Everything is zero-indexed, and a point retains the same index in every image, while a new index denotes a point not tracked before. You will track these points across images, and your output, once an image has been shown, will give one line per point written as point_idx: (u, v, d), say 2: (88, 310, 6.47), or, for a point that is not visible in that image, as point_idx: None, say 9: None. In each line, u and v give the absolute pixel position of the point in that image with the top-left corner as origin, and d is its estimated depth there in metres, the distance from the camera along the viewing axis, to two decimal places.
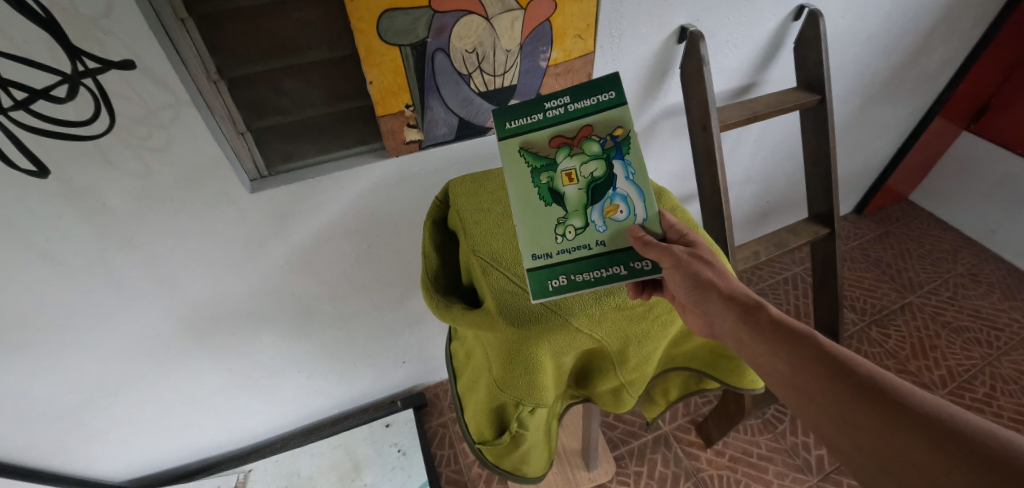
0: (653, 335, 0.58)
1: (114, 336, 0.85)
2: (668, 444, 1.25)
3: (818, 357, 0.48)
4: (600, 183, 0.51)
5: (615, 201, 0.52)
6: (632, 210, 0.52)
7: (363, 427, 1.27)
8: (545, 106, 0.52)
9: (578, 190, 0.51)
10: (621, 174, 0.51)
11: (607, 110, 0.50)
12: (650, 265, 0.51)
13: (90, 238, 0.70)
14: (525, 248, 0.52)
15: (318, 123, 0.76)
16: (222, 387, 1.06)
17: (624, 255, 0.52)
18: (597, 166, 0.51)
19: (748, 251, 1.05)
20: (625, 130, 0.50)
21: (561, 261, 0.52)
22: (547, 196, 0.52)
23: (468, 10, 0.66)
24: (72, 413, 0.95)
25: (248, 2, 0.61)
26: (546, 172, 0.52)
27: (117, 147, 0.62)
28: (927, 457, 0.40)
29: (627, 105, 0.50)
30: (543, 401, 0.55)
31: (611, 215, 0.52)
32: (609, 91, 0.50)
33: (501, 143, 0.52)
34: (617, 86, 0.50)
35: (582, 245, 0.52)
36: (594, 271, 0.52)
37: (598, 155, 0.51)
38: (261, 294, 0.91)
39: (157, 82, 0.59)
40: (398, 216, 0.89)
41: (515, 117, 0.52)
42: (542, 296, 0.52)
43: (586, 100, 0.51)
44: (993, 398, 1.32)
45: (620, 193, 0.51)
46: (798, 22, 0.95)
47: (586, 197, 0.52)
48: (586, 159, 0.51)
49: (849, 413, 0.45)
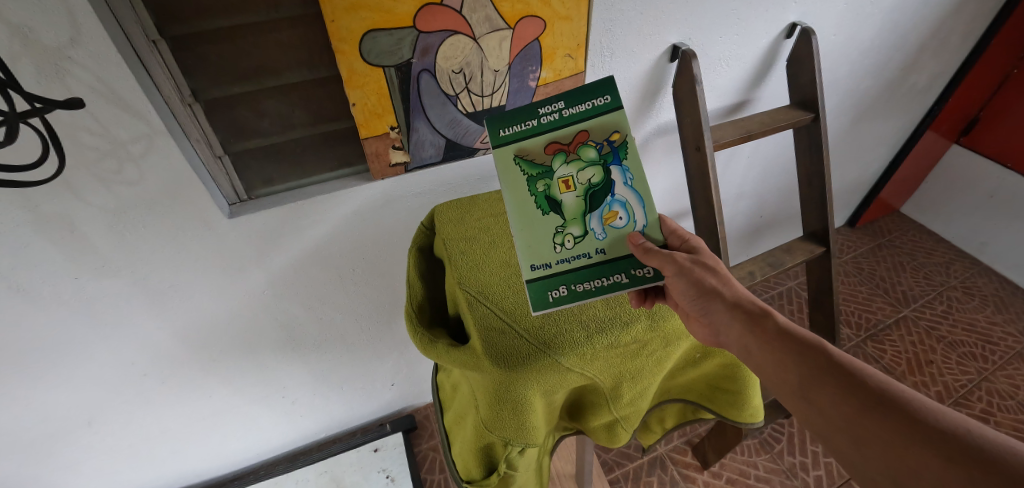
0: (646, 371, 0.56)
1: (86, 367, 0.81)
2: (664, 466, 1.22)
3: (827, 367, 0.45)
4: (599, 189, 0.50)
5: (614, 208, 0.50)
6: (631, 216, 0.50)
7: (350, 452, 1.23)
8: (539, 112, 0.49)
9: (575, 197, 0.50)
10: (619, 179, 0.49)
11: (601, 116, 0.49)
12: (651, 272, 0.50)
13: (58, 268, 0.66)
14: (523, 259, 0.50)
15: (300, 145, 0.73)
16: (203, 414, 1.02)
17: (625, 262, 0.50)
18: (594, 172, 0.49)
19: (743, 270, 1.03)
20: (621, 135, 0.49)
21: (561, 271, 0.50)
22: (544, 204, 0.50)
23: (454, 30, 0.64)
24: (44, 446, 0.91)
25: (224, 23, 0.59)
26: (542, 180, 0.49)
27: (86, 179, 0.59)
28: (941, 475, 0.37)
29: (622, 109, 0.49)
30: (533, 441, 0.52)
31: (610, 222, 0.50)
32: (604, 95, 0.49)
33: (496, 152, 0.49)
34: (612, 90, 0.49)
35: (582, 254, 0.50)
36: (594, 279, 0.50)
37: (594, 161, 0.49)
38: (243, 320, 0.87)
39: (128, 111, 0.56)
40: (385, 238, 0.87)
41: (507, 125, 0.49)
42: (542, 307, 0.50)
43: (580, 105, 0.49)
44: (991, 414, 1.30)
45: (619, 199, 0.50)
46: (791, 39, 0.94)
47: (585, 205, 0.50)
48: (583, 165, 0.49)
49: (861, 427, 0.41)
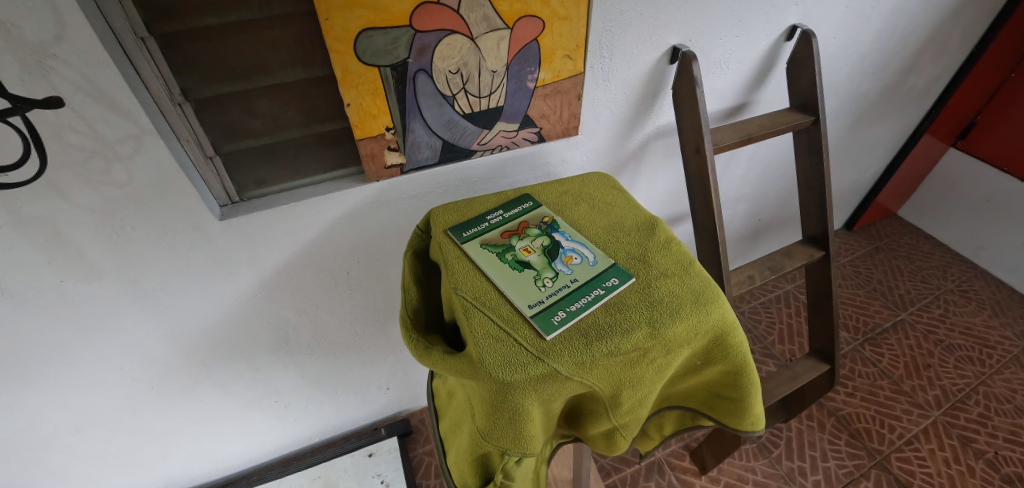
0: (647, 380, 0.53)
1: (74, 372, 0.79)
2: (662, 472, 1.21)
3: None
4: (551, 247, 0.61)
5: (569, 253, 0.60)
6: (584, 255, 0.60)
7: (344, 457, 1.21)
8: (487, 218, 0.66)
9: (538, 256, 0.60)
10: (562, 239, 0.63)
11: (532, 210, 0.67)
12: (618, 279, 0.55)
13: (44, 270, 0.65)
14: (518, 302, 0.53)
15: (293, 145, 0.72)
16: (194, 419, 1.00)
17: (598, 280, 0.55)
18: (543, 239, 0.62)
19: (743, 274, 1.01)
20: (550, 217, 0.66)
21: (553, 301, 0.53)
22: (516, 265, 0.58)
23: (451, 29, 0.63)
24: (30, 451, 0.89)
25: (215, 20, 0.57)
26: (508, 252, 0.60)
27: (71, 179, 0.58)
28: None
29: (542, 206, 0.68)
30: (530, 451, 0.51)
31: (570, 262, 0.59)
32: (527, 201, 0.69)
33: (463, 245, 0.61)
34: (531, 198, 0.69)
35: (561, 285, 0.56)
36: (578, 299, 0.54)
37: (540, 233, 0.63)
38: (233, 324, 0.86)
39: (114, 110, 0.54)
40: (381, 240, 0.85)
41: (468, 228, 0.63)
42: (551, 332, 0.50)
43: (513, 208, 0.68)
44: (988, 418, 1.30)
45: (570, 248, 0.61)
46: (791, 42, 0.93)
47: (546, 259, 0.60)
48: (533, 237, 0.63)
49: None
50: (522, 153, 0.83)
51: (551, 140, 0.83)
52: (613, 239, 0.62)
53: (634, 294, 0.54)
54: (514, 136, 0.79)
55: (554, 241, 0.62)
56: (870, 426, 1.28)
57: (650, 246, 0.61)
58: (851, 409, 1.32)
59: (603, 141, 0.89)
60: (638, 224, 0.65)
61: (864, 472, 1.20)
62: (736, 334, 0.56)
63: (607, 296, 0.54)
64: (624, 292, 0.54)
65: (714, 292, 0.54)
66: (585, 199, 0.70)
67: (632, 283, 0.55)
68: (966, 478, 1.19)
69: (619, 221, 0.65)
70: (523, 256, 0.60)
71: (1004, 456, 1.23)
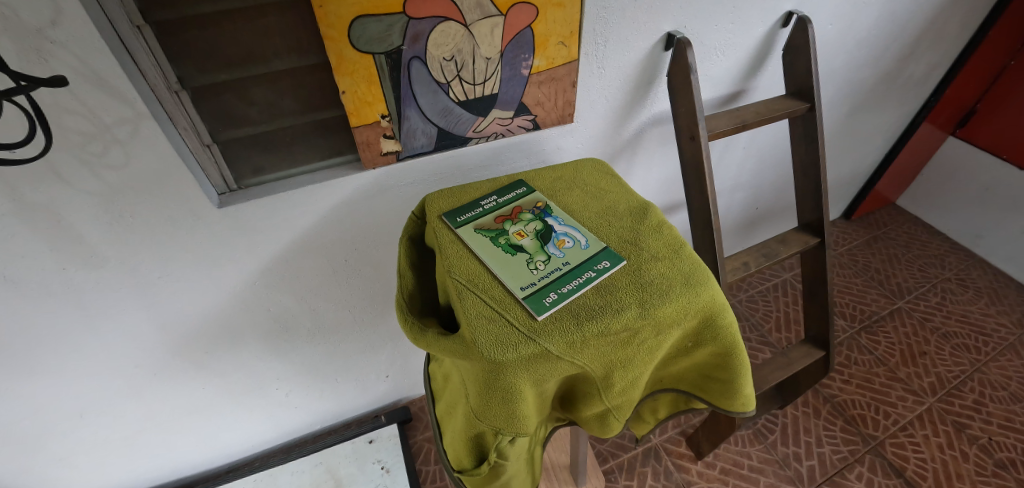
0: (638, 361, 0.54)
1: (79, 358, 0.81)
2: (658, 457, 1.23)
3: None
4: (543, 232, 0.62)
5: (561, 237, 0.61)
6: (576, 239, 0.61)
7: (345, 444, 1.23)
8: (480, 204, 0.66)
9: (530, 240, 0.61)
10: (554, 223, 0.63)
11: (525, 197, 0.68)
12: (609, 263, 0.56)
13: (45, 257, 0.66)
14: (512, 284, 0.54)
15: (290, 133, 0.72)
16: (195, 406, 1.02)
17: (589, 262, 0.56)
18: (536, 224, 0.63)
19: (738, 261, 1.01)
20: (543, 203, 0.67)
21: (545, 283, 0.54)
22: (510, 249, 0.59)
23: (445, 16, 0.63)
24: (38, 437, 0.91)
25: (210, 8, 0.57)
26: (502, 236, 0.61)
27: (71, 163, 0.58)
28: None
29: (536, 192, 0.69)
30: (523, 430, 0.52)
31: (562, 245, 0.60)
32: (521, 188, 0.70)
33: (457, 229, 0.61)
34: (524, 185, 0.70)
35: (554, 268, 0.56)
36: (570, 281, 0.54)
37: (533, 218, 0.64)
38: (233, 311, 0.87)
39: (112, 94, 0.55)
40: (378, 227, 0.86)
41: (462, 214, 0.64)
42: (542, 313, 0.51)
43: (506, 194, 0.69)
44: (983, 405, 1.31)
45: (562, 232, 0.62)
46: (787, 28, 0.93)
47: (539, 243, 0.60)
48: (525, 222, 0.63)
49: None
50: (518, 140, 0.84)
51: (547, 127, 0.84)
52: (605, 224, 0.63)
53: (625, 275, 0.55)
54: (509, 123, 0.80)
55: (547, 225, 0.63)
56: (865, 413, 1.30)
57: (642, 229, 0.61)
58: (847, 395, 1.33)
59: (599, 128, 0.90)
60: (630, 207, 0.65)
61: (859, 457, 1.21)
62: (725, 315, 0.56)
63: (598, 278, 0.54)
64: (615, 274, 0.55)
65: (703, 274, 0.55)
66: (578, 185, 0.70)
67: (623, 266, 0.56)
68: (960, 463, 1.20)
69: (612, 206, 0.66)
70: (516, 240, 0.60)
71: (998, 442, 1.24)
